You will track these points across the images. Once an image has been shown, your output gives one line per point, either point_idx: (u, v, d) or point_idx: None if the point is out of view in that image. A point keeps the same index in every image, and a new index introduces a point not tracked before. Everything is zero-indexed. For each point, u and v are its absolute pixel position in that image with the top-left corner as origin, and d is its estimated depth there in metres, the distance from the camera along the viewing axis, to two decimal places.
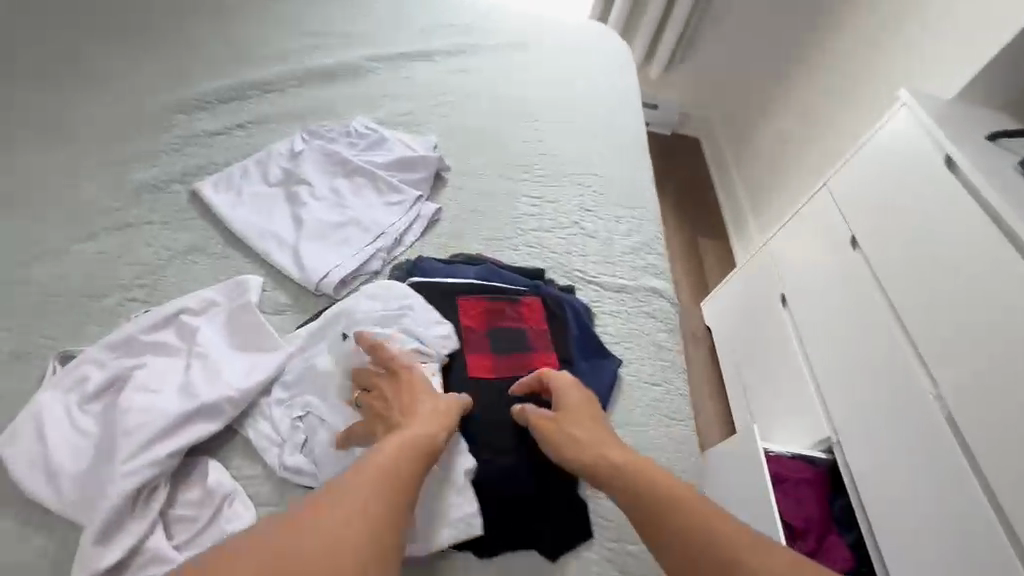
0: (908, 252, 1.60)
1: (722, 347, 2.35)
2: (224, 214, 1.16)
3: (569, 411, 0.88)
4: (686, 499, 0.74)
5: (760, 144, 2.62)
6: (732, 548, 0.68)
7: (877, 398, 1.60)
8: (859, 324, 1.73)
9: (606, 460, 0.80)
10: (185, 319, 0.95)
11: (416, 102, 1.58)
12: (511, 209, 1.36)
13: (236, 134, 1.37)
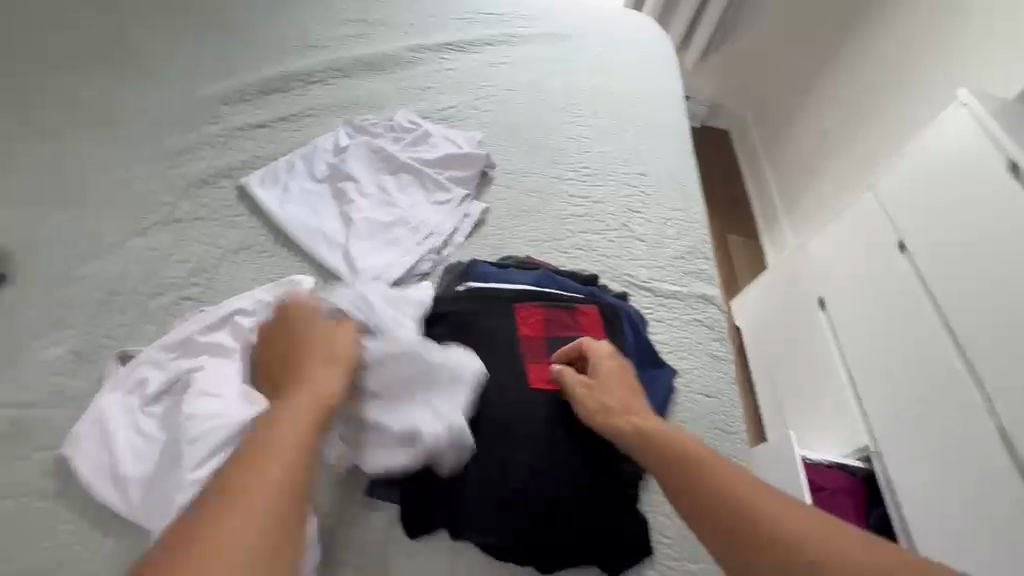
0: (961, 248, 1.45)
1: (753, 347, 2.25)
2: (272, 211, 1.15)
3: (596, 375, 0.87)
4: (715, 461, 0.73)
5: (796, 137, 2.51)
6: (760, 507, 0.66)
7: (920, 408, 1.48)
8: (902, 329, 1.60)
9: (634, 424, 0.79)
10: (240, 320, 0.92)
11: (458, 95, 1.54)
12: (558, 208, 1.32)
13: (280, 126, 1.35)
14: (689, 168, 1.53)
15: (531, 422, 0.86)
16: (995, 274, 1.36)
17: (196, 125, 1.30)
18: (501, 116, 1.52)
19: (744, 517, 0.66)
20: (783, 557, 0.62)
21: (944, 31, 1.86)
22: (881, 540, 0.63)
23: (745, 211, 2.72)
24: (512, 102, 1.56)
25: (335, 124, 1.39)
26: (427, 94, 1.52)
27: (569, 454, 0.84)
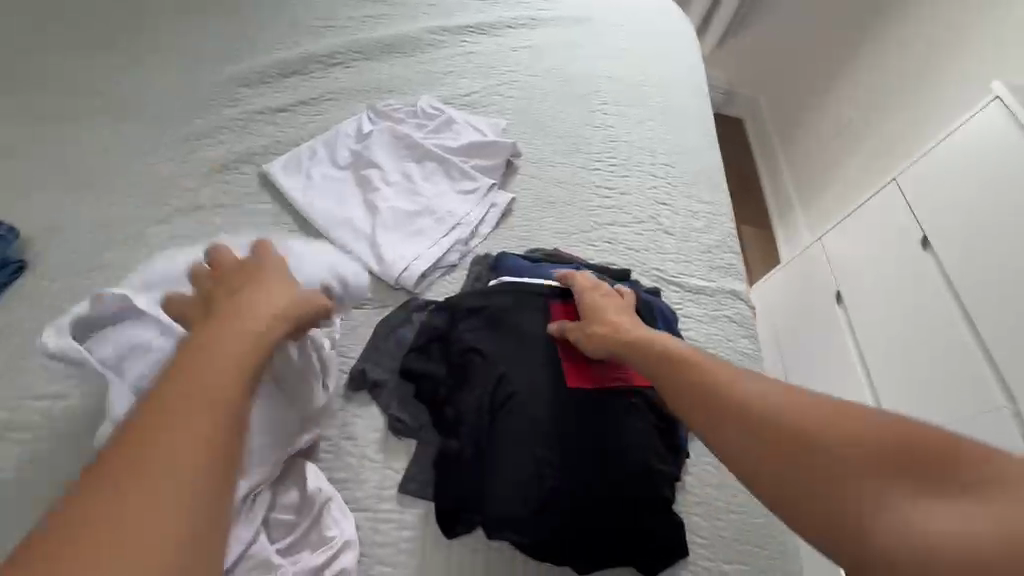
0: (984, 234, 1.35)
1: (764, 330, 2.05)
2: (297, 199, 1.12)
3: (594, 301, 0.88)
4: (708, 359, 0.72)
5: (815, 125, 2.44)
6: (758, 397, 0.64)
7: (934, 404, 1.36)
8: (917, 320, 1.46)
9: (629, 336, 0.79)
10: None
11: (481, 80, 1.50)
12: (585, 199, 1.28)
13: (301, 110, 1.31)
14: (715, 157, 1.48)
15: (569, 420, 0.82)
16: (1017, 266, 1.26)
17: (215, 108, 1.26)
18: (525, 103, 1.48)
19: (751, 413, 0.62)
20: (773, 433, 0.60)
21: (976, 17, 1.79)
22: (881, 412, 0.58)
23: (759, 202, 2.65)
24: (535, 88, 1.52)
25: (355, 108, 1.35)
26: (449, 79, 1.48)
27: (609, 457, 0.80)
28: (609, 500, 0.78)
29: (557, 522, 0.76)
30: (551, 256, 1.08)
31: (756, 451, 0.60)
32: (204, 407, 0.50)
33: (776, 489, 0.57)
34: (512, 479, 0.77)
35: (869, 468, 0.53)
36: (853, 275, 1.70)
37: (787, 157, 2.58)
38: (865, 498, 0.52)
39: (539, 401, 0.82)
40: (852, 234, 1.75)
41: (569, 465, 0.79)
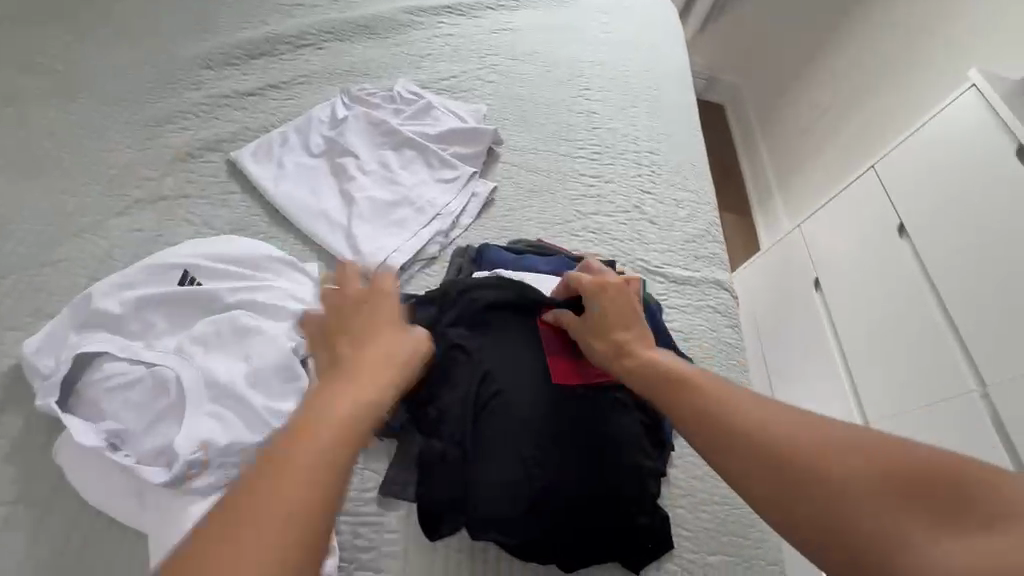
0: (958, 221, 1.37)
1: (744, 318, 2.06)
2: (267, 189, 1.07)
3: (596, 305, 0.80)
4: (716, 384, 0.68)
5: (794, 112, 2.45)
6: (770, 427, 0.61)
7: (912, 389, 1.37)
8: (894, 307, 1.48)
9: (635, 355, 0.74)
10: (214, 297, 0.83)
11: (461, 63, 1.45)
12: (568, 188, 1.26)
13: (271, 94, 1.25)
14: (698, 145, 1.46)
15: (556, 418, 0.80)
16: (988, 252, 1.28)
17: (179, 91, 1.19)
18: (507, 88, 1.43)
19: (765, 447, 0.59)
20: (795, 466, 0.57)
21: (955, 1, 1.79)
22: (897, 439, 0.58)
23: (739, 187, 2.64)
24: (517, 73, 1.47)
25: (328, 93, 1.29)
26: (427, 62, 1.43)
27: (596, 454, 0.79)
28: (600, 498, 0.78)
29: (547, 521, 0.75)
30: (535, 248, 1.05)
31: (773, 487, 0.57)
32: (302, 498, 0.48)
33: (802, 526, 0.55)
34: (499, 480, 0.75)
35: (897, 502, 0.52)
36: (832, 262, 1.71)
37: (768, 144, 2.59)
38: (895, 533, 0.51)
39: (524, 399, 0.81)
40: (831, 221, 1.76)
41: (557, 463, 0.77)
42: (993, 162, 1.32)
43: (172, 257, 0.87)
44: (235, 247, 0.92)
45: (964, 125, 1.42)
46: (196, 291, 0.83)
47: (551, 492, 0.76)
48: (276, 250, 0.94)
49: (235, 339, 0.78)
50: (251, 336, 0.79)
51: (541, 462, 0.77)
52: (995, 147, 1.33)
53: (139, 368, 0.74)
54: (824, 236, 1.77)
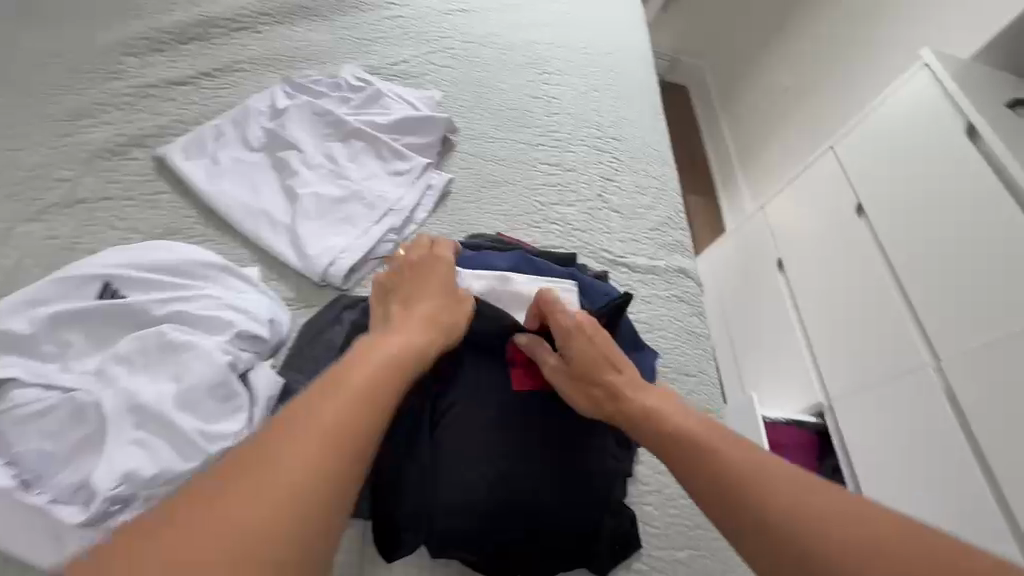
0: (912, 199, 1.38)
1: (710, 302, 2.07)
2: (199, 188, 0.99)
3: (581, 345, 0.74)
4: (708, 428, 0.64)
5: (755, 93, 2.45)
6: (784, 489, 0.55)
7: (870, 365, 1.37)
8: (853, 286, 1.49)
9: (624, 399, 0.70)
10: (135, 311, 0.76)
11: (412, 47, 1.37)
12: (528, 177, 1.21)
13: (203, 83, 1.15)
14: (661, 129, 1.43)
15: (517, 425, 0.77)
16: (942, 226, 1.28)
17: (98, 82, 1.09)
18: (462, 73, 1.37)
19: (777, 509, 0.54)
20: (796, 527, 0.52)
21: None
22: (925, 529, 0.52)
23: (703, 169, 2.63)
24: (472, 57, 1.41)
25: (268, 80, 1.20)
26: (377, 46, 1.35)
27: (560, 460, 0.76)
28: (566, 504, 0.75)
29: (511, 531, 0.73)
30: (493, 242, 1.01)
31: (779, 551, 0.53)
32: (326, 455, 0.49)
33: None
34: (461, 493, 0.71)
35: None
36: (793, 244, 1.72)
37: (730, 126, 2.58)
38: None
39: (482, 408, 0.77)
40: (792, 202, 1.77)
41: (520, 472, 0.74)
42: (944, 138, 1.34)
43: (86, 270, 0.79)
44: (162, 253, 0.84)
45: (918, 101, 1.43)
46: (121, 304, 0.75)
47: (517, 499, 0.72)
48: (211, 255, 0.87)
49: (164, 355, 0.71)
50: (182, 351, 0.72)
51: (508, 468, 0.73)
52: (946, 124, 1.35)
53: (55, 394, 0.67)
54: (786, 218, 1.78)
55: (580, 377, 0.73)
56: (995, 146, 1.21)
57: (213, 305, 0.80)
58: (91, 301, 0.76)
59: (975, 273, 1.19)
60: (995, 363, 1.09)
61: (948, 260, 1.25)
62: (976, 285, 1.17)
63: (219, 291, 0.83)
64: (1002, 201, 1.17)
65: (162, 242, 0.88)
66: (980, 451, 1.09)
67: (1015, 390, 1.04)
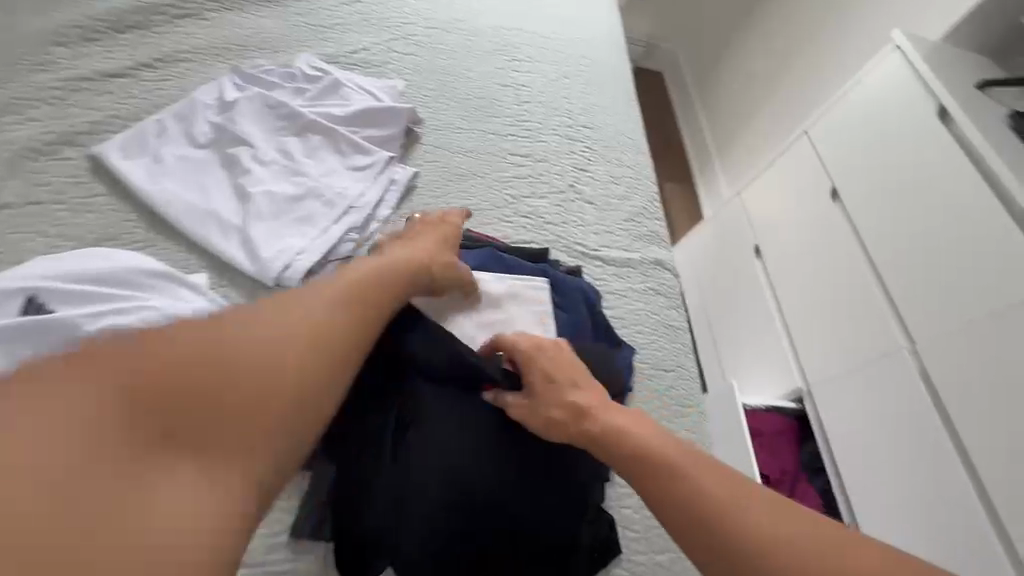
0: (885, 182, 1.37)
1: (689, 290, 2.05)
2: (140, 189, 0.91)
3: (542, 365, 0.72)
4: (701, 465, 0.58)
5: (729, 77, 2.43)
6: (760, 522, 0.53)
7: (846, 350, 1.37)
8: (830, 271, 1.48)
9: (591, 417, 0.65)
10: (67, 327, 0.69)
11: (373, 33, 1.30)
12: (497, 170, 1.16)
13: (143, 75, 1.07)
14: (635, 116, 1.39)
15: (478, 438, 0.71)
16: (916, 206, 1.27)
17: (25, 76, 1.00)
18: (426, 60, 1.30)
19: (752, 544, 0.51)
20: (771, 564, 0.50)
21: None
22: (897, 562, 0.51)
23: (679, 155, 2.61)
24: (437, 43, 1.34)
25: (216, 70, 1.12)
26: (335, 32, 1.27)
27: (526, 472, 0.72)
28: (531, 518, 0.71)
29: (474, 546, 0.69)
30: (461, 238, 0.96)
31: None
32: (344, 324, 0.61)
33: None
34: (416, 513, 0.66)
35: None
36: (770, 230, 1.70)
37: (706, 111, 2.56)
38: None
39: (440, 421, 0.71)
40: (768, 188, 1.75)
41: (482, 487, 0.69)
42: (916, 121, 1.33)
43: (10, 285, 0.72)
44: (99, 264, 0.78)
45: (892, 83, 1.42)
46: (46, 322, 0.68)
47: (494, 511, 0.69)
48: (155, 264, 0.81)
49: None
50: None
51: (484, 479, 0.69)
52: (919, 106, 1.33)
53: None
54: (762, 203, 1.76)
55: (542, 399, 0.69)
56: (967, 127, 1.20)
57: (156, 316, 0.74)
58: (14, 317, 0.69)
59: (949, 255, 1.18)
60: (969, 345, 1.09)
61: (923, 242, 1.24)
62: (951, 267, 1.16)
63: (163, 302, 0.77)
64: (975, 182, 1.17)
65: (98, 250, 0.81)
66: (956, 434, 1.09)
67: (989, 372, 1.04)
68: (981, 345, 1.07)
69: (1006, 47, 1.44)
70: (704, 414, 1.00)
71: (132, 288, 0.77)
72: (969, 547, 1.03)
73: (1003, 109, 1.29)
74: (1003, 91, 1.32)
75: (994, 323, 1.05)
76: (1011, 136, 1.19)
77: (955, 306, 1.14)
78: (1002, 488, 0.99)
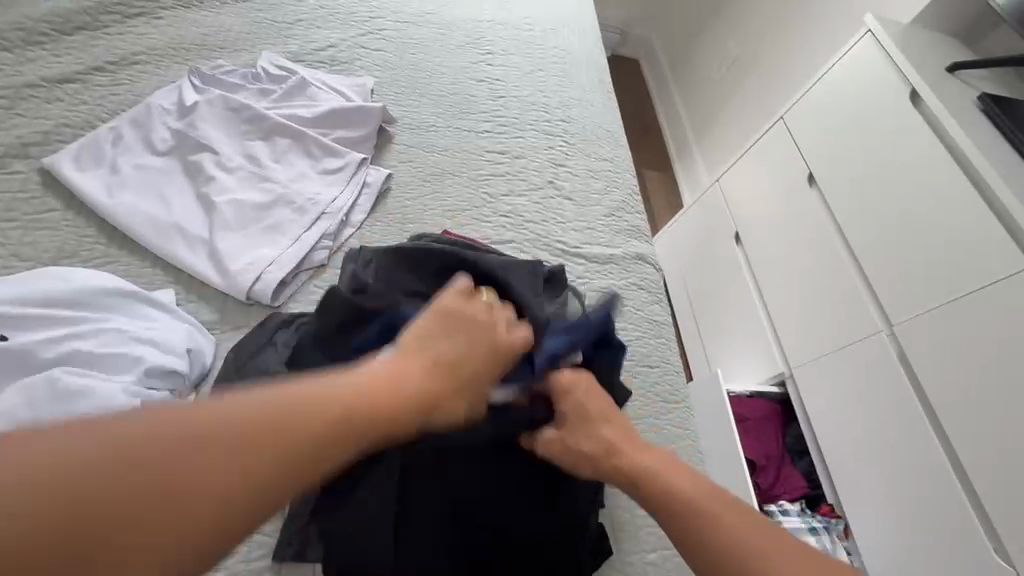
0: (860, 167, 1.37)
1: (672, 279, 2.06)
2: (97, 202, 0.87)
3: (584, 404, 0.65)
4: (754, 530, 0.54)
5: (705, 63, 2.42)
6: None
7: (825, 335, 1.38)
8: (808, 256, 1.48)
9: (626, 459, 0.61)
10: (25, 355, 0.66)
11: (339, 29, 1.26)
12: (474, 169, 1.13)
13: (95, 79, 1.02)
14: (612, 108, 1.37)
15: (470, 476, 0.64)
16: (891, 190, 1.28)
17: None
18: (396, 55, 1.26)
19: None
20: None
21: None
22: None
23: (658, 143, 2.60)
24: (407, 37, 1.30)
25: (173, 72, 1.07)
26: (299, 29, 1.22)
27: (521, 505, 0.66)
28: (525, 549, 0.66)
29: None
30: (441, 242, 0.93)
31: None
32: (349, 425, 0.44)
33: None
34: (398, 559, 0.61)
35: None
36: (749, 217, 1.71)
37: (682, 97, 2.55)
38: None
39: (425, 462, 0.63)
40: (745, 175, 1.75)
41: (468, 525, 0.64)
42: (888, 105, 1.34)
43: None
44: (54, 283, 0.74)
45: (862, 68, 1.42)
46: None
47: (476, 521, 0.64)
48: (116, 281, 0.78)
49: (57, 406, 0.62)
50: (75, 401, 0.62)
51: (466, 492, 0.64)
52: (891, 90, 1.34)
53: None
54: (741, 191, 1.76)
55: (578, 439, 0.63)
56: (938, 109, 1.21)
57: (120, 338, 0.71)
58: None
59: (924, 238, 1.19)
60: (942, 327, 1.11)
61: (899, 224, 1.25)
62: (925, 250, 1.17)
63: (125, 322, 0.74)
64: (946, 165, 1.18)
65: (51, 268, 0.77)
66: (935, 415, 1.11)
67: (962, 353, 1.06)
68: (958, 328, 1.08)
69: (974, 28, 1.45)
70: (690, 409, 1.00)
71: (92, 308, 0.74)
72: (951, 527, 1.05)
73: (972, 91, 1.30)
74: (971, 73, 1.34)
75: (966, 303, 1.07)
76: (981, 118, 1.21)
77: (930, 289, 1.15)
78: (980, 466, 1.01)
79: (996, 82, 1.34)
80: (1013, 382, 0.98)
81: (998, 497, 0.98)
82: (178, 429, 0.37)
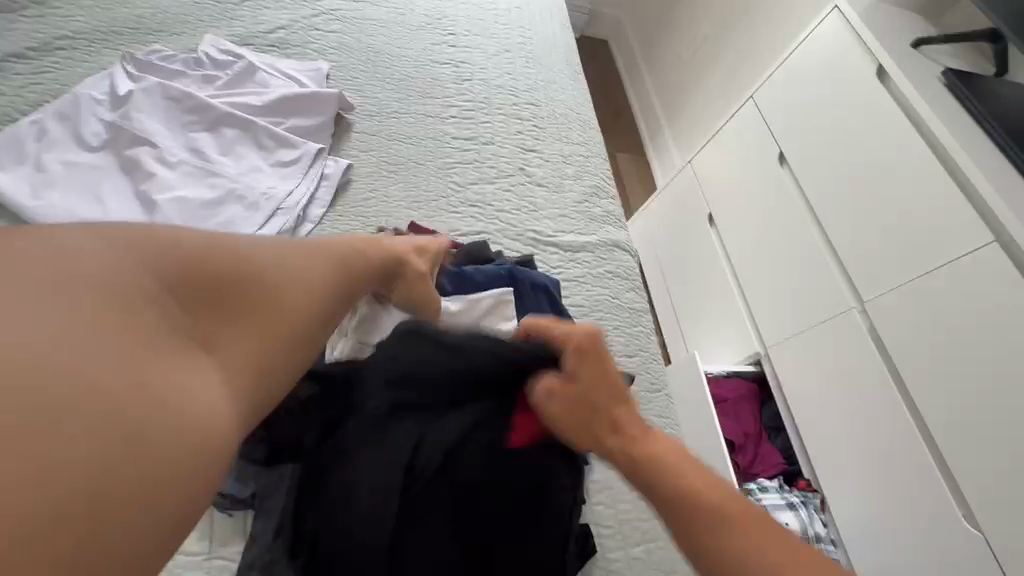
0: (830, 145, 1.36)
1: (646, 262, 2.04)
2: (19, 204, 0.79)
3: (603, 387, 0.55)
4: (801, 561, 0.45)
5: (674, 44, 2.39)
6: None
7: (799, 315, 1.39)
8: (780, 236, 1.48)
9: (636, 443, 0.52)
10: None
11: (290, 9, 1.17)
12: (440, 155, 1.08)
13: (14, 67, 0.92)
14: (582, 90, 1.32)
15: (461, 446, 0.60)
16: (861, 168, 1.27)
17: None
18: (353, 37, 1.18)
19: None
20: None
21: None
22: None
23: (630, 126, 2.56)
24: (364, 17, 1.22)
25: (104, 58, 0.97)
26: (245, 9, 1.14)
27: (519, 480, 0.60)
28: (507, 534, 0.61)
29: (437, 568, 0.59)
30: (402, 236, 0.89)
31: None
32: (344, 273, 0.57)
33: None
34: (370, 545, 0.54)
35: None
36: (722, 198, 1.69)
37: (653, 79, 2.52)
38: None
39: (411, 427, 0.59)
40: (718, 155, 1.73)
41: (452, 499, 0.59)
42: (858, 84, 1.32)
43: None
44: None
45: (831, 46, 1.41)
46: None
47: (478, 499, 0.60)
48: None
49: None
50: None
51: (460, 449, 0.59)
52: (860, 69, 1.32)
53: None
54: (713, 172, 1.74)
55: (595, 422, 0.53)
56: (907, 88, 1.20)
57: None
58: None
59: (894, 216, 1.19)
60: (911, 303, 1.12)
61: (870, 204, 1.24)
62: (895, 228, 1.17)
63: None
64: (914, 143, 1.17)
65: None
66: (907, 391, 1.12)
67: (931, 329, 1.07)
68: (929, 304, 1.08)
69: (938, 6, 1.45)
70: (670, 399, 0.97)
71: None
72: (923, 502, 1.07)
73: (938, 68, 1.29)
74: (936, 51, 1.33)
75: (938, 280, 1.08)
76: (947, 95, 1.20)
77: (904, 266, 1.14)
78: (952, 441, 1.02)
79: (960, 60, 1.34)
80: (998, 368, 0.97)
81: (970, 470, 0.99)
82: (233, 262, 0.49)
